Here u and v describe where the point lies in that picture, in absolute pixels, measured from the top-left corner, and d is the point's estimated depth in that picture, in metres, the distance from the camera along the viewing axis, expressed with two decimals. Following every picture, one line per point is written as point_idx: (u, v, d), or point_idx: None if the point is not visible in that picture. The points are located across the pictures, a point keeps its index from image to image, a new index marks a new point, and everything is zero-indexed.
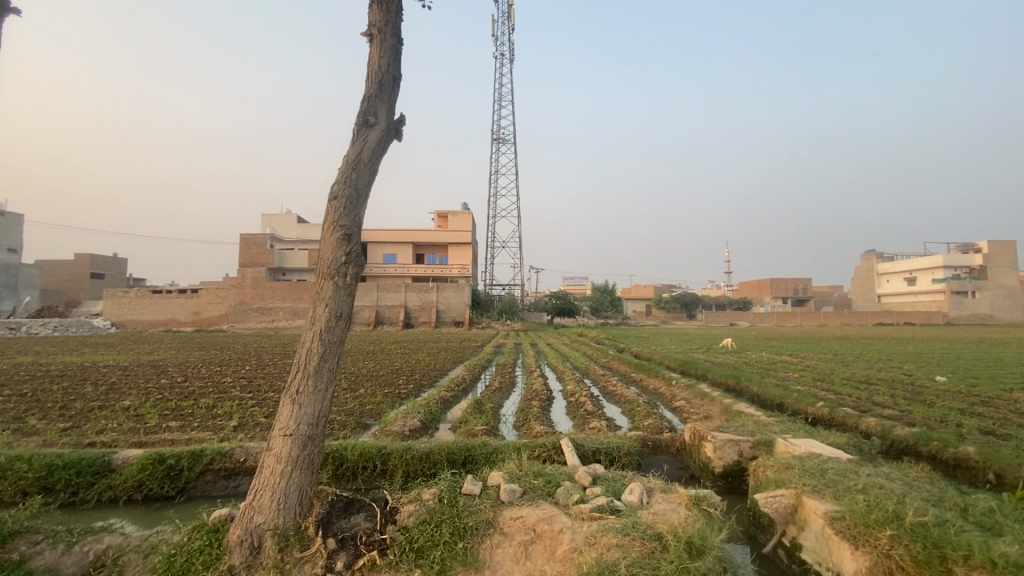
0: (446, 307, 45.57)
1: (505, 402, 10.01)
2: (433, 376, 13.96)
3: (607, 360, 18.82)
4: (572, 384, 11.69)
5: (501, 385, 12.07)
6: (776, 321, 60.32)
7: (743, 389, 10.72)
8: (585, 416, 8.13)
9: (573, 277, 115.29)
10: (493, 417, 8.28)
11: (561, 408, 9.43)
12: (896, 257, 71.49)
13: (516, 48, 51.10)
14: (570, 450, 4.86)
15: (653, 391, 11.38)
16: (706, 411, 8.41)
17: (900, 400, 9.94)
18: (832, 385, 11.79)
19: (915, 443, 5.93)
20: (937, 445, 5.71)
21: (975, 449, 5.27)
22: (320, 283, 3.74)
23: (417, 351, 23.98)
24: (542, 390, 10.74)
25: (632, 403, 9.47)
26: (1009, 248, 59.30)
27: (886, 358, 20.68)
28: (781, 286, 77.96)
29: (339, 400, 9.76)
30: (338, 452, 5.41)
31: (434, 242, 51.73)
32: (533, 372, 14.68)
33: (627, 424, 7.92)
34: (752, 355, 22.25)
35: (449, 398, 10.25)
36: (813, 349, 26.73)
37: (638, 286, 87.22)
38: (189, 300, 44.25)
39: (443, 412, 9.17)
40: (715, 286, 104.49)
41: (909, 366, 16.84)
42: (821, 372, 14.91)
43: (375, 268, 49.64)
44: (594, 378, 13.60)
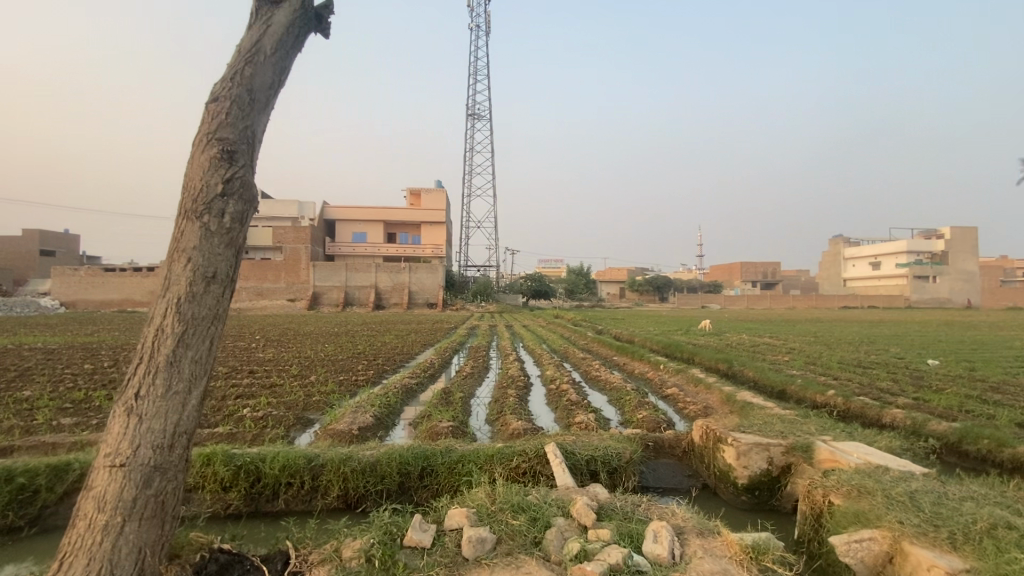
0: (419, 288, 44.03)
1: (478, 390, 8.88)
2: (397, 362, 12.55)
3: (587, 343, 17.73)
4: (551, 369, 10.50)
5: (474, 371, 10.83)
6: (747, 304, 60.79)
7: (737, 374, 9.82)
8: (567, 408, 7.01)
9: (548, 260, 114.55)
10: (462, 409, 7.06)
11: (540, 398, 8.25)
12: (862, 242, 72.65)
13: (492, 21, 49.12)
14: (559, 466, 3.70)
15: (640, 376, 10.41)
16: (704, 401, 7.39)
17: (905, 386, 9.18)
18: (828, 370, 10.99)
19: (958, 441, 5.01)
20: (989, 445, 4.78)
21: None
22: (180, 225, 2.40)
23: (384, 333, 22.49)
24: (518, 376, 9.64)
25: (620, 391, 8.42)
26: (970, 235, 60.73)
27: (866, 340, 20.36)
28: (752, 269, 78.74)
29: (281, 391, 8.36)
30: (253, 465, 4.11)
31: (407, 220, 49.79)
32: (507, 356, 13.41)
33: (618, 417, 6.84)
34: (732, 337, 21.64)
35: (413, 386, 8.93)
36: (791, 332, 26.41)
37: (613, 269, 86.98)
38: (144, 278, 41.47)
39: (405, 402, 7.93)
40: (689, 271, 105.45)
41: (896, 349, 16.35)
42: (809, 355, 14.20)
43: (345, 247, 47.52)
44: (574, 361, 12.61)
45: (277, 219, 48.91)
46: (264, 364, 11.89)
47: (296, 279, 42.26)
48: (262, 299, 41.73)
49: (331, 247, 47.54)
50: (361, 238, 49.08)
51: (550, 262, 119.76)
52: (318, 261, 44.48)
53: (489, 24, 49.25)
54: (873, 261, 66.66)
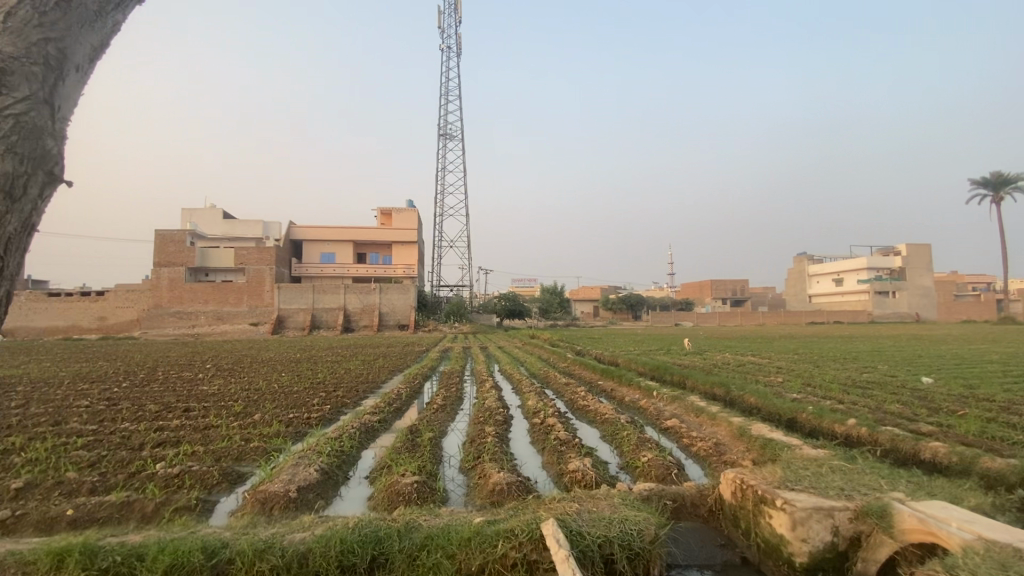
0: (390, 310, 42.50)
1: (451, 426, 7.71)
2: (359, 392, 11.16)
3: (568, 365, 16.73)
4: (532, 399, 9.35)
5: (446, 402, 9.56)
6: (719, 320, 61.26)
7: (736, 400, 9.01)
8: (557, 449, 5.96)
9: (520, 280, 114.10)
10: (430, 456, 5.89)
11: (523, 435, 7.10)
12: (824, 259, 74.61)
13: (463, 42, 49.28)
14: (563, 558, 2.62)
15: (631, 403, 9.44)
16: (713, 436, 6.47)
17: (915, 409, 8.50)
18: (827, 392, 10.29)
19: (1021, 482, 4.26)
20: None
21: None
22: None
23: (350, 359, 21.00)
24: (496, 409, 8.50)
25: (613, 424, 7.42)
26: (925, 251, 62.93)
27: (848, 357, 20.01)
28: (721, 287, 79.76)
29: (212, 437, 7.00)
30: (128, 565, 2.92)
31: (377, 240, 48.39)
32: (484, 383, 12.14)
33: (616, 459, 5.86)
34: (715, 356, 21.01)
35: (374, 424, 7.65)
36: (771, 349, 26.00)
37: (586, 288, 86.94)
38: (94, 303, 39.10)
39: (363, 445, 6.69)
40: (660, 290, 106.48)
41: (884, 366, 15.89)
42: (800, 375, 13.56)
43: (311, 268, 45.68)
44: (556, 388, 11.59)
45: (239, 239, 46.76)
46: (206, 400, 10.43)
47: (259, 302, 40.17)
48: (222, 323, 39.42)
49: (297, 269, 45.65)
50: (330, 259, 47.30)
51: (524, 281, 119.01)
52: (284, 282, 42.53)
53: (460, 45, 49.29)
54: (836, 278, 68.42)
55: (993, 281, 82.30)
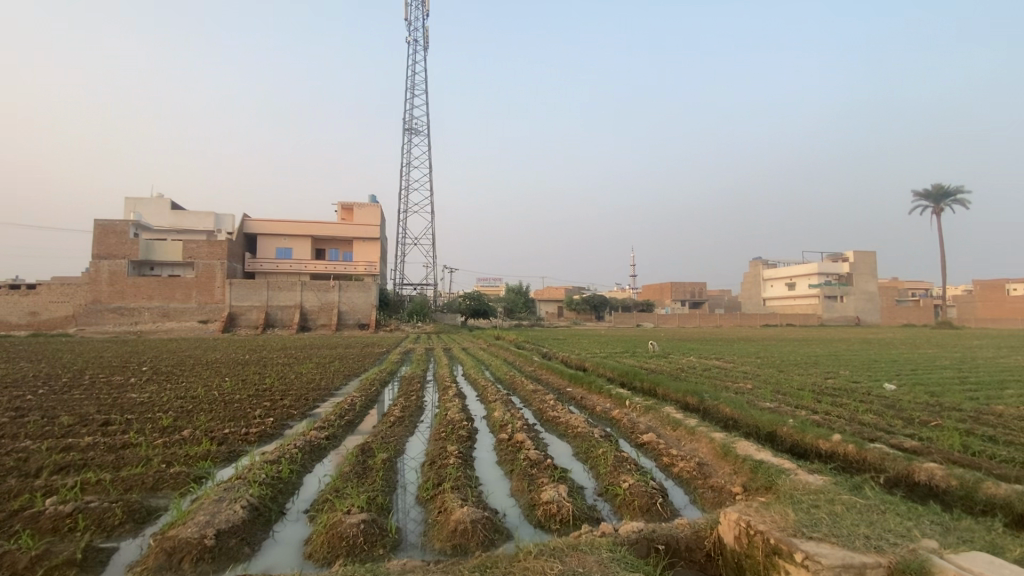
0: (350, 308, 40.98)
1: (409, 442, 6.94)
2: (309, 402, 10.18)
3: (534, 369, 16.13)
4: (498, 410, 8.68)
5: (405, 414, 8.76)
6: (679, 322, 62.47)
7: (711, 410, 8.66)
8: (527, 473, 5.33)
9: (486, 279, 113.24)
10: (383, 484, 5.14)
11: (489, 454, 6.44)
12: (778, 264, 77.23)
13: (430, 35, 48.29)
14: None
15: (602, 413, 8.93)
16: (695, 455, 5.98)
17: (889, 420, 8.34)
18: (799, 401, 10.09)
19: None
20: None
21: None
22: None
23: (305, 361, 19.77)
24: (459, 422, 7.79)
25: (586, 439, 6.87)
26: (870, 258, 66.05)
27: (807, 361, 20.35)
28: (681, 289, 81.45)
29: (126, 459, 5.99)
30: None
31: (337, 236, 46.66)
32: (446, 390, 11.37)
33: (592, 483, 5.28)
34: (679, 359, 21.00)
35: (320, 441, 6.79)
36: (733, 352, 26.30)
37: (551, 288, 87.05)
38: (23, 297, 35.92)
39: (307, 467, 5.84)
40: (622, 291, 107.99)
41: (843, 371, 16.13)
42: (768, 382, 13.44)
43: (267, 263, 43.51)
44: (522, 395, 10.99)
45: (189, 231, 44.01)
46: (130, 410, 9.24)
47: (209, 298, 37.88)
48: (168, 321, 36.97)
49: (251, 264, 43.41)
50: (286, 255, 45.20)
51: (489, 280, 118.04)
52: (236, 278, 40.31)
53: (427, 38, 48.27)
54: (789, 282, 70.91)
55: (930, 287, 87.33)
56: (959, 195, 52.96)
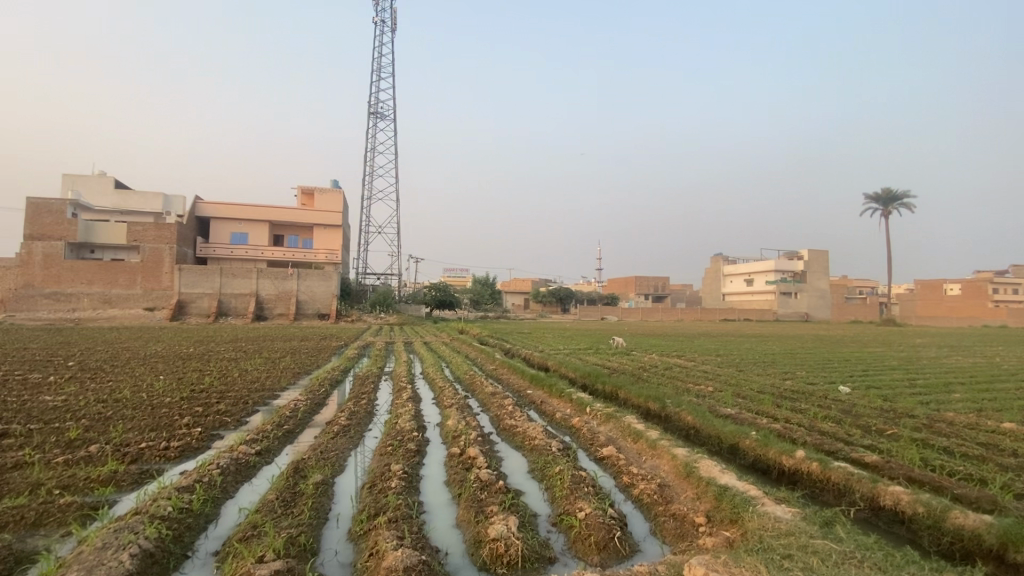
0: (309, 298, 39.41)
1: (350, 459, 6.32)
2: (247, 406, 9.33)
3: (496, 368, 15.59)
4: (452, 417, 8.13)
5: (352, 422, 8.07)
6: (642, 316, 63.25)
7: (673, 417, 8.42)
8: (475, 500, 4.81)
9: (452, 270, 111.57)
10: (312, 515, 4.53)
11: (437, 471, 5.92)
12: (737, 260, 79.18)
13: (398, 16, 46.60)
14: None
15: (562, 421, 8.50)
16: (656, 474, 5.62)
17: (848, 429, 8.25)
18: (760, 406, 9.96)
19: (1001, 546, 3.89)
20: None
21: None
22: None
23: (254, 355, 18.60)
24: (408, 432, 7.21)
25: (542, 454, 6.44)
26: (823, 257, 68.55)
27: (765, 360, 20.62)
28: (645, 283, 82.56)
29: (10, 484, 5.12)
30: None
31: (296, 222, 44.76)
32: (400, 393, 10.71)
33: (546, 510, 4.84)
34: (642, 356, 20.91)
35: (248, 458, 6.09)
36: (694, 349, 26.52)
37: (517, 280, 86.56)
38: None
39: (228, 493, 5.14)
40: (588, 284, 108.62)
41: (800, 372, 16.33)
42: (729, 383, 13.40)
43: (220, 249, 41.32)
44: (481, 398, 10.50)
45: (134, 213, 41.19)
46: (36, 418, 8.18)
47: (156, 284, 35.61)
48: (109, 308, 34.55)
49: (202, 249, 41.14)
50: (241, 240, 43.00)
51: (455, 270, 116.23)
52: (186, 264, 38.06)
53: (395, 19, 46.60)
54: (747, 278, 72.79)
55: (876, 286, 91.68)
56: (907, 199, 55.36)
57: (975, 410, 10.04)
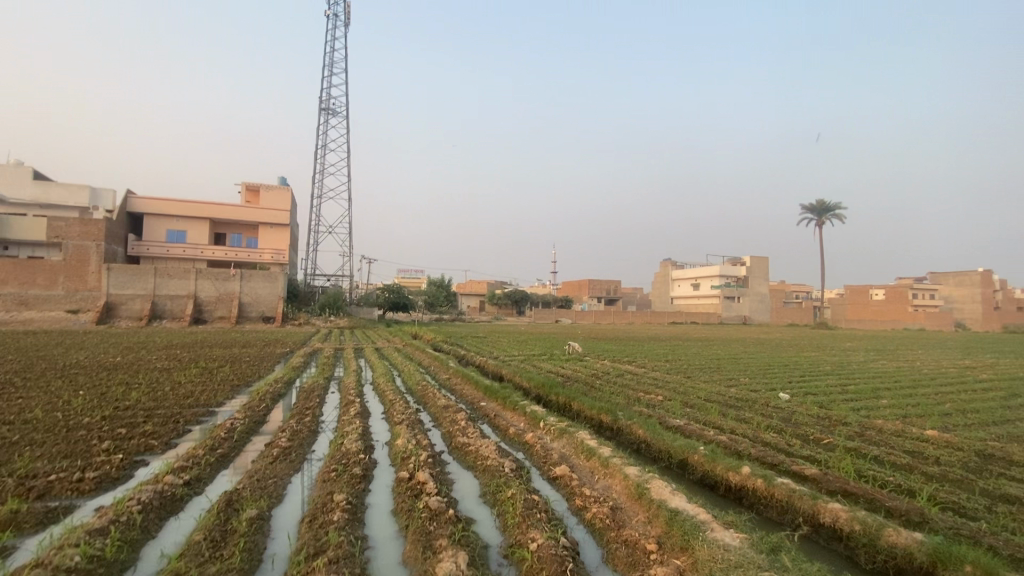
0: (253, 299, 37.52)
1: (290, 487, 5.92)
2: (177, 426, 8.64)
3: (449, 378, 15.27)
4: (402, 436, 7.82)
5: (293, 444, 7.61)
6: (594, 319, 64.31)
7: (625, 430, 8.47)
8: (423, 532, 4.60)
9: (406, 271, 109.48)
10: (245, 558, 4.19)
11: (384, 498, 5.66)
12: (685, 265, 82.05)
13: (351, 10, 45.38)
14: None
15: (515, 437, 8.36)
16: (609, 496, 5.59)
17: (789, 439, 8.58)
18: (708, 416, 10.20)
19: (931, 564, 4.09)
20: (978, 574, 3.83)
21: None
22: None
23: (190, 364, 17.40)
24: (353, 455, 6.84)
25: (494, 474, 6.29)
26: (764, 263, 72.12)
27: (711, 365, 21.32)
28: (598, 287, 84.04)
29: None
30: None
31: (240, 220, 42.59)
32: (348, 407, 10.25)
33: (498, 540, 4.70)
34: (595, 363, 21.13)
35: (173, 490, 5.57)
36: (645, 353, 27.09)
37: (472, 282, 85.92)
38: None
39: (149, 535, 4.67)
40: (542, 286, 109.34)
41: (744, 378, 16.95)
42: (678, 391, 13.72)
43: (154, 247, 38.71)
44: (433, 412, 10.22)
45: (56, 207, 37.91)
46: None
47: (80, 284, 32.86)
48: (27, 310, 31.61)
49: (134, 247, 38.36)
50: (179, 238, 40.47)
51: (409, 271, 114.03)
52: (117, 263, 35.42)
53: (348, 13, 45.36)
54: (694, 283, 75.69)
55: (811, 291, 97.38)
56: (838, 209, 59.25)
57: (901, 417, 10.71)
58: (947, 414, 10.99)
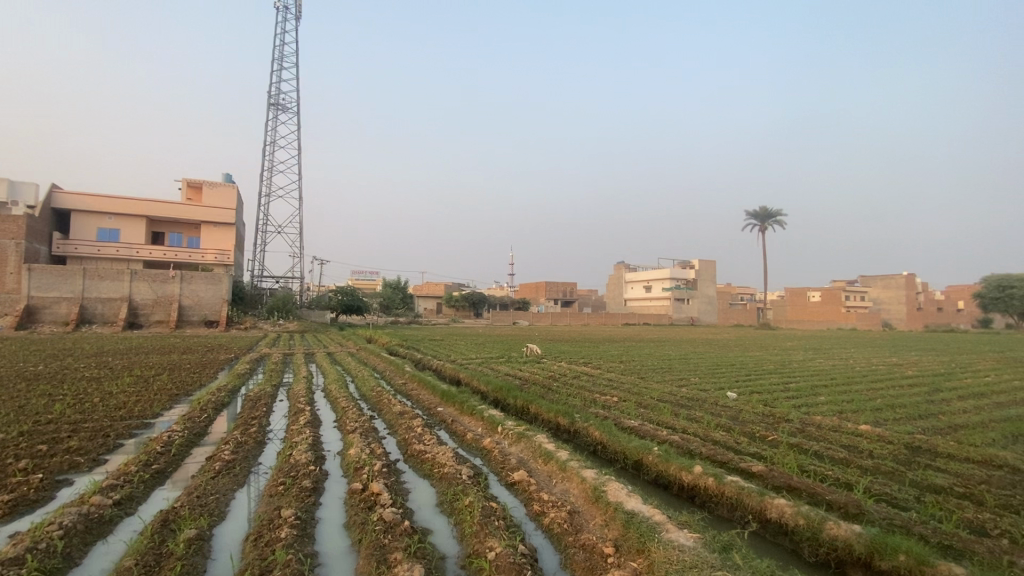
0: (195, 302, 35.48)
1: (235, 504, 5.58)
2: (107, 441, 8.00)
3: (405, 383, 14.97)
4: (355, 445, 7.56)
5: (238, 456, 7.19)
6: (551, 320, 64.99)
7: (582, 433, 8.54)
8: (377, 546, 4.45)
9: (361, 272, 106.91)
10: None
11: (336, 511, 5.45)
12: (638, 268, 84.31)
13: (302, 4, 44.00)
14: None
15: (473, 443, 8.25)
16: (567, 500, 5.59)
17: (736, 437, 8.90)
18: (660, 417, 10.47)
19: (868, 555, 4.32)
20: (909, 562, 4.08)
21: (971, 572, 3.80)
22: None
23: (123, 373, 16.17)
24: (303, 467, 6.54)
25: (451, 482, 6.18)
26: (711, 267, 75.13)
27: (663, 366, 21.93)
28: (554, 289, 84.99)
29: None
30: None
31: (180, 218, 40.26)
32: (298, 416, 9.83)
33: (455, 551, 4.60)
34: (551, 365, 21.31)
35: (101, 511, 5.13)
36: (600, 355, 27.57)
37: (428, 284, 84.90)
38: None
39: (73, 563, 4.28)
40: (500, 289, 109.46)
41: (695, 378, 17.53)
42: (632, 392, 14.01)
43: (83, 246, 35.98)
44: (388, 419, 9.98)
45: None
46: None
47: None
48: None
49: (60, 246, 35.51)
50: (111, 237, 37.79)
51: (364, 273, 111.42)
52: (39, 263, 32.70)
53: (299, 6, 43.98)
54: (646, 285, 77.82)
55: (755, 294, 102.29)
56: (779, 216, 62.54)
57: (837, 413, 11.38)
58: (877, 409, 11.77)
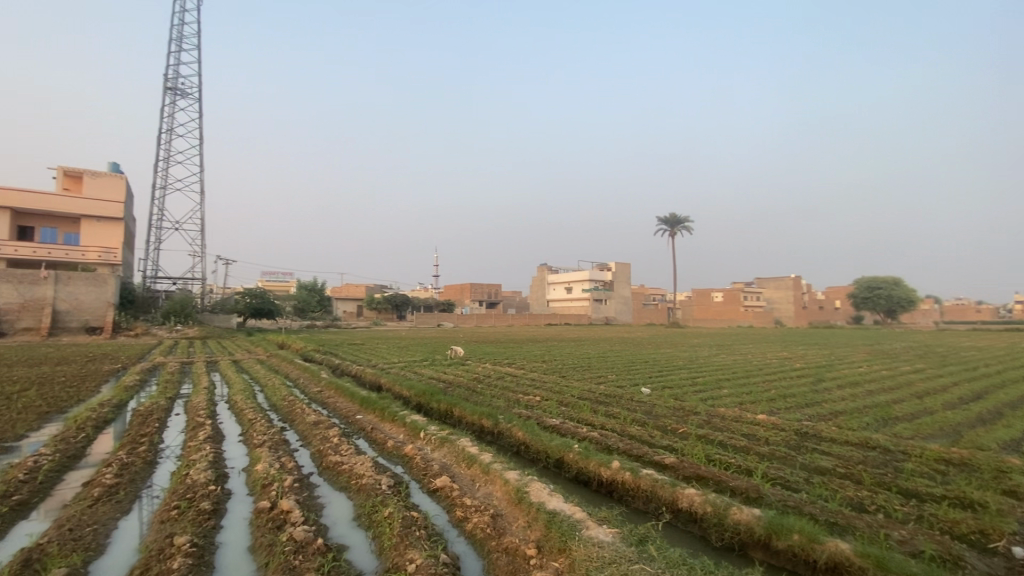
0: (73, 307, 31.37)
1: (119, 534, 4.94)
2: None
3: (321, 390, 14.16)
4: (264, 459, 7.00)
5: (122, 480, 6.37)
6: (475, 322, 64.96)
7: (506, 434, 8.53)
8: (286, 568, 4.14)
9: (273, 273, 100.26)
10: None
11: (240, 533, 5.00)
12: (560, 270, 86.63)
13: None
14: None
15: (393, 451, 7.95)
16: (490, 504, 5.55)
17: (651, 431, 9.35)
18: (581, 414, 10.77)
19: (767, 536, 4.68)
20: (801, 540, 4.48)
21: (852, 546, 4.23)
22: None
23: None
24: (203, 487, 5.93)
25: (370, 493, 5.90)
26: (627, 269, 79.00)
27: (583, 364, 22.64)
28: (479, 290, 84.99)
29: None
30: None
31: (54, 211, 35.42)
32: (198, 430, 8.95)
33: (373, 566, 4.39)
34: (475, 366, 21.28)
35: None
36: (523, 355, 27.93)
37: (347, 286, 81.50)
38: None
39: None
40: (424, 290, 107.62)
41: (613, 375, 18.30)
42: (554, 391, 14.30)
43: None
44: (302, 429, 9.38)
45: None
46: None
47: None
48: None
49: None
50: None
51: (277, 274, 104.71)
52: None
53: None
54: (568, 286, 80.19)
55: (666, 294, 109.00)
56: (687, 222, 67.14)
57: (737, 404, 12.36)
58: (772, 399, 12.93)
